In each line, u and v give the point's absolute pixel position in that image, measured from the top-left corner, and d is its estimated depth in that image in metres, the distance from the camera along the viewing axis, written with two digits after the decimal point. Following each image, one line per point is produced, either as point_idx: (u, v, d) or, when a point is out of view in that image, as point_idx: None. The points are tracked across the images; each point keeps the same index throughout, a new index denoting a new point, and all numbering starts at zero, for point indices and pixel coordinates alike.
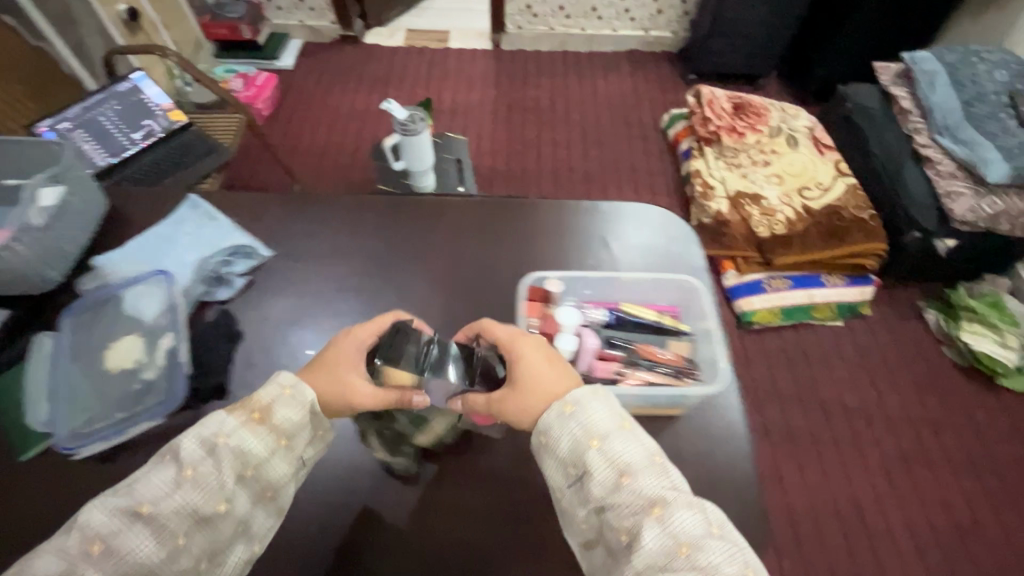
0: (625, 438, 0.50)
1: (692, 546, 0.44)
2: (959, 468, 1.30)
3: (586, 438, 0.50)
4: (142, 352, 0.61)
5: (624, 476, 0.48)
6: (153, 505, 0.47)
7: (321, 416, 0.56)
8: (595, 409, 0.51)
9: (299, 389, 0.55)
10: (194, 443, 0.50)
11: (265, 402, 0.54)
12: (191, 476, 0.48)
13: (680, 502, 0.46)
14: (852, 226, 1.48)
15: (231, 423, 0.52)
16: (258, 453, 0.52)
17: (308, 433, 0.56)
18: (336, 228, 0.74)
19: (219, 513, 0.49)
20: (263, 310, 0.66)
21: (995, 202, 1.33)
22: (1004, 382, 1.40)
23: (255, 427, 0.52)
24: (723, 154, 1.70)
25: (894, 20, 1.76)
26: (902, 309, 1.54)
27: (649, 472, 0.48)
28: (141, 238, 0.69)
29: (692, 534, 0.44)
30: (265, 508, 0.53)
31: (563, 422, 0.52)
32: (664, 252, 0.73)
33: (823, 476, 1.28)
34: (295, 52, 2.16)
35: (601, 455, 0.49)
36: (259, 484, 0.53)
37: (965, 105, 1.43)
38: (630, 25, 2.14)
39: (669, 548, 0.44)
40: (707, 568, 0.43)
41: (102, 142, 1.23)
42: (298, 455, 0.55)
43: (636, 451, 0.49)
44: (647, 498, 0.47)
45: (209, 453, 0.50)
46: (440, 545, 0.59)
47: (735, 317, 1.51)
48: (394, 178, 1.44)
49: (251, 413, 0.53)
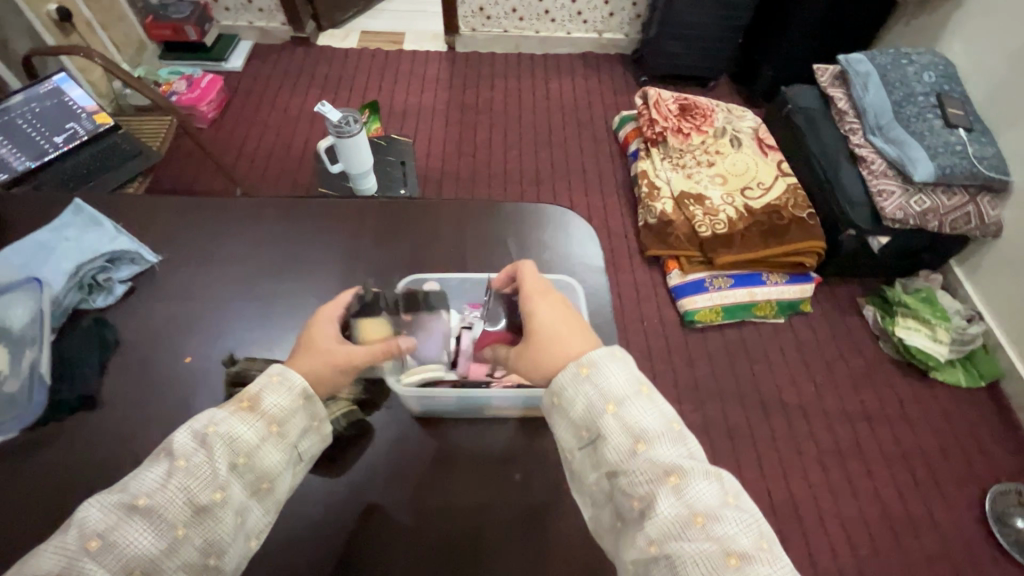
0: (642, 405, 0.50)
1: (708, 515, 0.45)
2: (895, 462, 1.31)
3: (602, 403, 0.50)
4: (5, 363, 0.59)
5: (639, 443, 0.48)
6: (150, 497, 0.44)
7: (315, 398, 0.53)
8: (614, 375, 0.51)
9: (287, 375, 0.52)
10: (185, 434, 0.47)
11: (254, 390, 0.51)
12: (185, 467, 0.45)
13: (698, 472, 0.46)
14: (791, 225, 1.50)
15: (221, 412, 0.49)
16: (249, 441, 0.48)
17: (303, 420, 0.52)
18: (230, 236, 0.72)
19: (217, 503, 0.45)
20: (141, 317, 0.65)
21: (923, 201, 1.37)
22: (937, 375, 1.43)
23: (245, 415, 0.49)
24: (669, 155, 1.70)
25: (834, 23, 1.78)
26: (843, 306, 1.56)
27: (665, 441, 0.48)
28: (18, 244, 0.67)
29: (708, 504, 0.45)
30: (262, 501, 0.49)
31: (580, 387, 0.51)
32: (555, 261, 0.74)
33: (761, 473, 1.28)
34: (244, 54, 2.10)
35: (618, 422, 0.49)
36: (255, 475, 0.49)
37: (896, 105, 1.45)
38: (584, 27, 2.13)
39: (685, 516, 0.44)
40: (723, 538, 0.43)
41: (19, 145, 1.17)
42: (293, 443, 0.51)
43: (653, 419, 0.49)
44: (663, 466, 0.47)
45: (201, 444, 0.46)
46: (444, 533, 0.56)
47: (679, 317, 1.51)
48: (332, 180, 1.37)
49: (241, 402, 0.50)
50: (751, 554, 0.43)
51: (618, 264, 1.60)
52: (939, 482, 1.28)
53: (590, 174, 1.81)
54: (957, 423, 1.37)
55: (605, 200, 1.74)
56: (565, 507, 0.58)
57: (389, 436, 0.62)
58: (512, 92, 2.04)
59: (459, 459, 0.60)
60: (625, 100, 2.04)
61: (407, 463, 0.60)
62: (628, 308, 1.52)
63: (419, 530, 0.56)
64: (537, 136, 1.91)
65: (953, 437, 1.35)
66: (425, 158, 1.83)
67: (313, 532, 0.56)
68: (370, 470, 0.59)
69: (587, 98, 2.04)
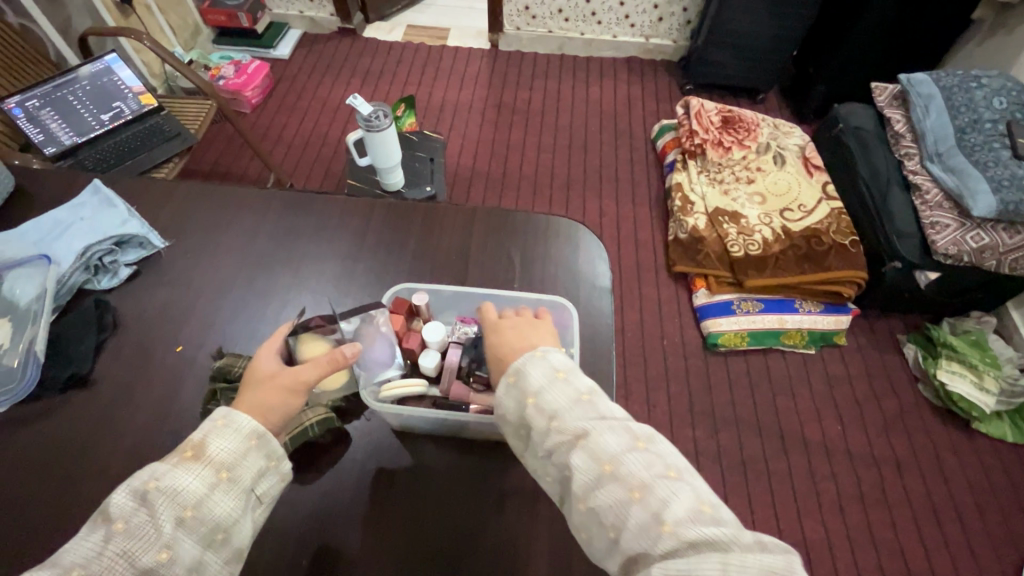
0: (556, 387, 0.49)
1: (615, 462, 0.46)
2: (923, 515, 1.22)
3: (523, 397, 0.50)
4: (7, 336, 0.66)
5: (553, 420, 0.48)
6: (83, 569, 0.43)
7: (269, 436, 0.50)
8: (531, 367, 0.50)
9: (232, 418, 0.50)
10: (124, 496, 0.45)
11: (196, 439, 0.49)
12: (123, 530, 0.44)
13: (603, 428, 0.47)
14: (831, 251, 1.42)
15: (162, 467, 0.47)
16: (195, 491, 0.46)
17: (258, 461, 0.50)
18: (245, 235, 0.77)
19: (162, 564, 0.44)
20: (143, 301, 0.71)
21: (980, 236, 1.25)
22: (979, 426, 1.32)
23: (190, 465, 0.47)
24: (706, 168, 1.63)
25: (899, 39, 1.67)
26: (880, 342, 1.46)
27: (576, 411, 0.48)
28: (36, 225, 0.75)
29: (612, 452, 0.46)
30: (218, 553, 0.46)
31: (506, 390, 0.51)
32: (561, 276, 0.73)
33: (772, 512, 1.21)
34: (291, 42, 2.14)
35: (537, 409, 0.49)
36: (206, 527, 0.46)
37: (959, 131, 1.33)
38: (631, 31, 2.07)
39: (595, 469, 0.46)
40: (627, 478, 0.45)
41: (68, 120, 1.21)
42: (246, 488, 0.48)
43: (565, 397, 0.49)
44: (572, 433, 0.47)
45: (143, 502, 0.45)
46: (421, 563, 0.54)
47: (701, 339, 1.45)
48: (361, 174, 1.34)
49: (184, 453, 0.48)
50: (652, 484, 0.44)
51: (642, 278, 1.54)
52: (969, 543, 1.18)
53: (623, 183, 1.75)
54: (997, 481, 1.26)
55: (636, 211, 1.68)
56: (539, 533, 0.55)
57: (370, 443, 0.61)
58: (552, 94, 2.00)
59: (436, 475, 0.59)
60: (667, 108, 1.97)
61: (385, 470, 0.59)
62: (648, 324, 1.46)
63: (389, 536, 0.55)
64: (573, 140, 1.86)
65: (991, 496, 1.24)
66: (457, 157, 1.81)
67: (283, 529, 0.55)
68: (346, 473, 0.59)
69: (628, 104, 1.98)
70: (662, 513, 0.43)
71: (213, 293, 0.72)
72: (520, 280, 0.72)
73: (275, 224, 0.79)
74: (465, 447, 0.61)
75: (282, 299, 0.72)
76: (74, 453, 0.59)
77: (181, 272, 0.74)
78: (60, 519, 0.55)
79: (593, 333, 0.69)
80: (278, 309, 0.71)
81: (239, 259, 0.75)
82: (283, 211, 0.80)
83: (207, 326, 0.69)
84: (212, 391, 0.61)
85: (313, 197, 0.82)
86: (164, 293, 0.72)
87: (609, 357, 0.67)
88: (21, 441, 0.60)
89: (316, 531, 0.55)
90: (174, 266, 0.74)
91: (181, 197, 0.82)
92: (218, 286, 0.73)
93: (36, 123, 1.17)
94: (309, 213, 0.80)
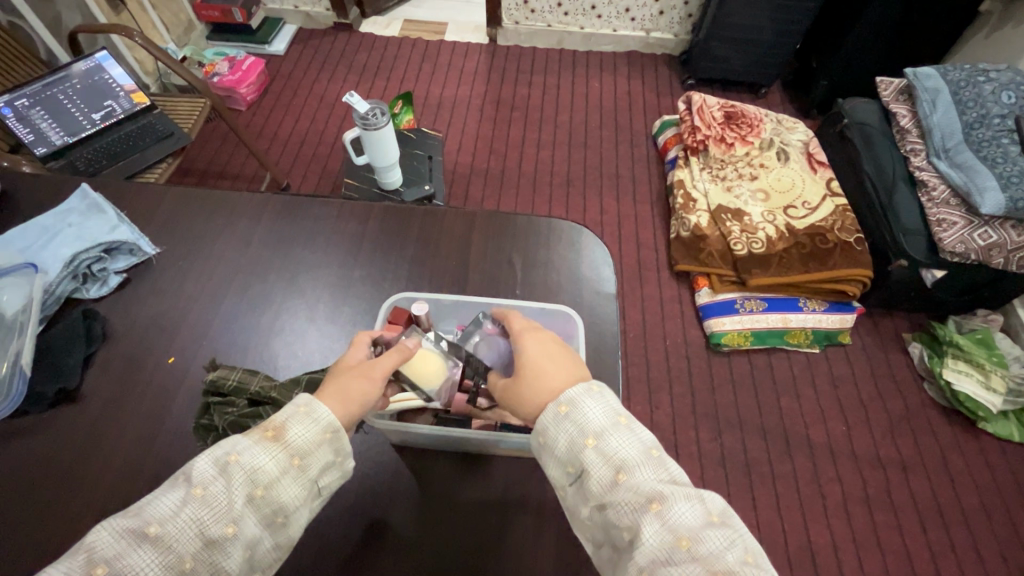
0: (619, 435, 0.47)
1: (693, 538, 0.41)
2: (928, 516, 1.20)
3: (581, 437, 0.47)
4: None
5: (621, 473, 0.45)
6: (161, 526, 0.41)
7: (343, 433, 0.48)
8: (592, 407, 0.48)
9: (316, 408, 0.48)
10: (206, 459, 0.43)
11: (279, 420, 0.47)
12: (200, 496, 0.42)
13: (678, 494, 0.43)
14: (836, 249, 1.39)
15: (244, 440, 0.45)
16: (268, 472, 0.44)
17: (327, 455, 0.47)
18: (237, 242, 0.76)
19: (227, 536, 0.42)
20: (133, 310, 0.70)
21: (988, 234, 1.23)
22: (986, 426, 1.31)
23: (269, 446, 0.45)
24: (708, 165, 1.61)
25: (904, 32, 1.65)
26: (885, 341, 1.45)
27: (646, 468, 0.45)
28: (22, 230, 0.73)
29: (690, 526, 0.42)
30: (275, 536, 0.45)
31: (559, 424, 0.48)
32: (563, 282, 0.71)
33: (776, 514, 1.19)
34: (287, 39, 2.10)
35: (599, 454, 0.46)
36: (270, 508, 0.44)
37: (966, 127, 1.31)
38: (631, 25, 2.04)
39: (669, 541, 0.41)
40: (709, 559, 0.40)
41: (58, 120, 1.18)
42: (312, 479, 0.46)
43: (632, 448, 0.46)
44: (645, 494, 0.44)
45: (221, 472, 0.43)
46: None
47: (704, 338, 1.43)
48: (358, 173, 1.31)
49: (266, 431, 0.46)
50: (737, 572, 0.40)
51: (643, 277, 1.53)
52: (977, 546, 1.17)
53: (624, 180, 1.73)
54: (1004, 482, 1.25)
55: (637, 208, 1.66)
56: (541, 550, 0.54)
57: (366, 459, 0.59)
58: (552, 90, 1.97)
59: (436, 490, 0.57)
60: (668, 104, 1.95)
61: (381, 486, 0.58)
62: (650, 324, 1.45)
63: (387, 553, 0.54)
64: (573, 137, 1.83)
65: (998, 497, 1.23)
66: (456, 153, 1.79)
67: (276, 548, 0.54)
68: (343, 489, 0.57)
69: (628, 99, 1.95)
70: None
71: (205, 301, 0.70)
72: (521, 286, 0.70)
73: (268, 230, 0.77)
74: (465, 462, 0.60)
75: (276, 308, 0.70)
76: (63, 468, 0.57)
77: (173, 280, 0.72)
78: (43, 541, 0.53)
79: (596, 342, 0.67)
80: (272, 319, 0.69)
81: (233, 266, 0.73)
82: (276, 215, 0.78)
83: (200, 336, 0.67)
84: (202, 406, 0.57)
85: (309, 202, 0.80)
86: (155, 301, 0.71)
87: (614, 367, 0.65)
88: (8, 456, 0.58)
89: (313, 550, 0.54)
90: (166, 274, 0.73)
91: (171, 202, 0.80)
92: (210, 294, 0.71)
93: (26, 123, 1.14)
94: (304, 218, 0.78)
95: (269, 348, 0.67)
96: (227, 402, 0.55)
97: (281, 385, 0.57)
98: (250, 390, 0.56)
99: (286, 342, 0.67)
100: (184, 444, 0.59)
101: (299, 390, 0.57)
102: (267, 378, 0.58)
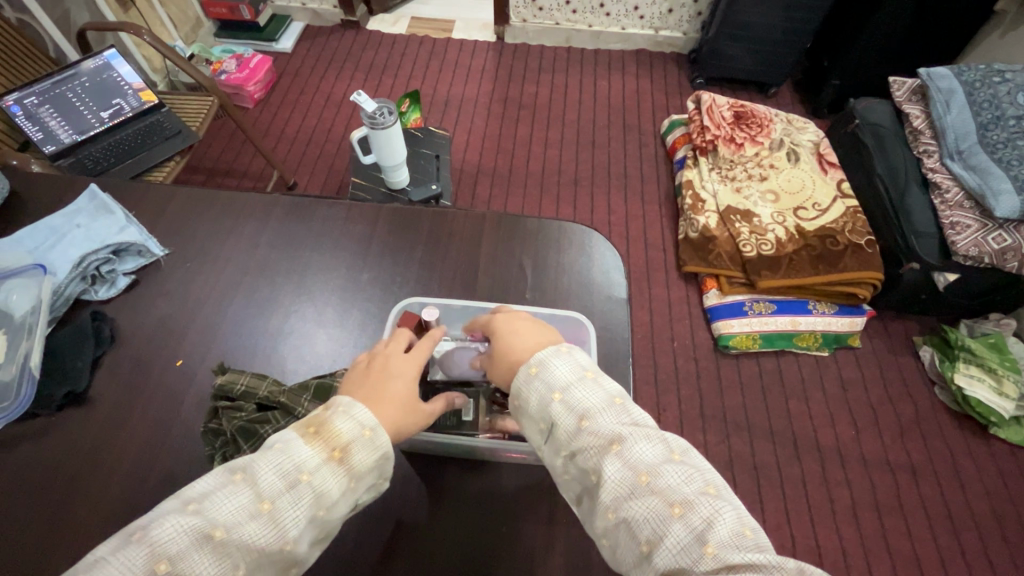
0: (584, 386, 0.49)
1: (652, 473, 0.44)
2: (937, 522, 1.19)
3: (548, 393, 0.49)
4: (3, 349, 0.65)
5: (583, 420, 0.47)
6: (227, 530, 0.40)
7: (391, 459, 0.48)
8: (557, 363, 0.50)
9: (379, 434, 0.47)
10: (275, 473, 0.43)
11: (345, 439, 0.45)
12: (269, 509, 0.42)
13: (637, 435, 0.46)
14: (846, 251, 1.38)
15: (314, 457, 0.44)
16: (332, 496, 0.44)
17: (371, 478, 0.47)
18: (242, 244, 0.75)
19: (284, 552, 0.42)
20: (140, 311, 0.70)
21: (1003, 237, 1.20)
22: (998, 432, 1.29)
23: (334, 468, 0.45)
24: (718, 165, 1.59)
25: (917, 32, 1.62)
26: (896, 344, 1.43)
27: (609, 413, 0.47)
28: (32, 231, 0.74)
29: (649, 462, 0.44)
30: (315, 549, 0.45)
31: (528, 384, 0.50)
32: (573, 287, 0.71)
33: (783, 517, 1.18)
34: (294, 36, 2.09)
35: (564, 406, 0.48)
36: (321, 527, 0.45)
37: (981, 128, 1.29)
38: (640, 24, 2.02)
39: (630, 479, 0.44)
40: (666, 492, 0.43)
41: (66, 117, 1.18)
42: (358, 500, 0.47)
43: (596, 397, 0.48)
44: (606, 437, 0.46)
45: (290, 487, 0.43)
46: None
47: (712, 340, 1.42)
48: (364, 172, 1.30)
49: (333, 450, 0.45)
50: (693, 500, 0.42)
51: (651, 278, 1.51)
52: (987, 553, 1.15)
53: (632, 180, 1.71)
54: (1016, 489, 1.23)
55: (645, 209, 1.65)
56: (550, 561, 0.53)
57: None
58: (559, 88, 1.96)
59: (444, 498, 0.57)
60: (677, 103, 1.93)
61: (389, 493, 0.57)
62: (657, 325, 1.44)
63: (393, 562, 0.53)
64: (581, 136, 1.82)
65: (1010, 503, 1.21)
66: (462, 152, 1.78)
67: None
68: None
69: (636, 98, 1.94)
70: (705, 533, 0.40)
71: (212, 303, 0.70)
72: (531, 291, 0.69)
73: (275, 232, 0.76)
74: (473, 469, 0.59)
75: (285, 311, 0.70)
76: (73, 470, 0.57)
77: (180, 282, 0.72)
78: (49, 546, 0.53)
79: (608, 349, 0.66)
80: (280, 322, 0.69)
81: (241, 268, 0.73)
82: (284, 217, 0.78)
83: (208, 337, 0.67)
84: (212, 409, 0.57)
85: (316, 204, 0.79)
86: (163, 302, 0.70)
87: (625, 374, 0.64)
88: (16, 458, 0.58)
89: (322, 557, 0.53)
90: (174, 274, 0.73)
91: (178, 202, 0.80)
92: (217, 297, 0.71)
93: (35, 121, 1.15)
94: (312, 220, 0.78)
95: (277, 351, 0.66)
96: (239, 405, 0.55)
97: (290, 390, 0.57)
98: (261, 394, 0.56)
99: (294, 345, 0.67)
100: (190, 449, 0.58)
101: (308, 396, 0.56)
102: (277, 383, 0.58)
